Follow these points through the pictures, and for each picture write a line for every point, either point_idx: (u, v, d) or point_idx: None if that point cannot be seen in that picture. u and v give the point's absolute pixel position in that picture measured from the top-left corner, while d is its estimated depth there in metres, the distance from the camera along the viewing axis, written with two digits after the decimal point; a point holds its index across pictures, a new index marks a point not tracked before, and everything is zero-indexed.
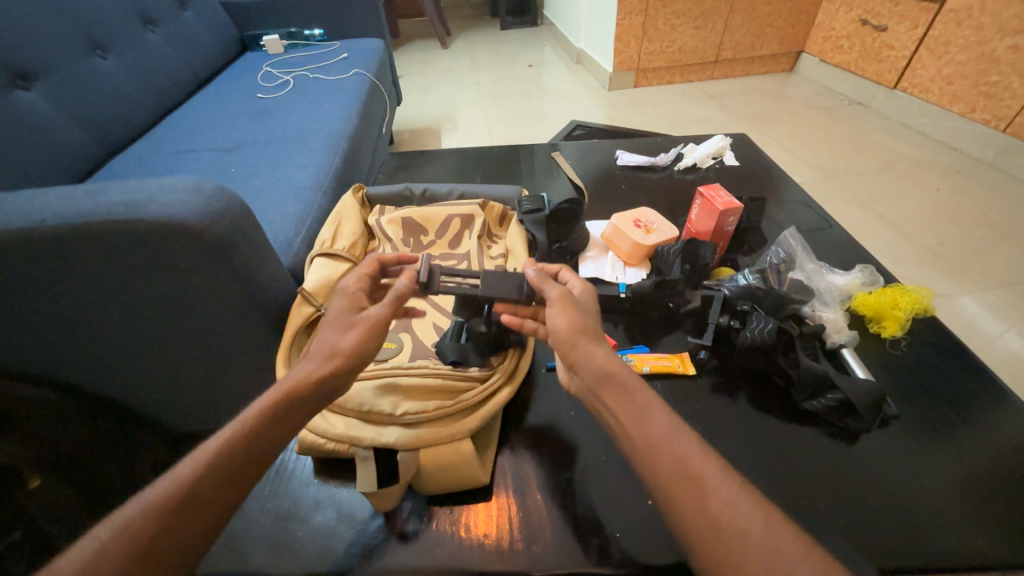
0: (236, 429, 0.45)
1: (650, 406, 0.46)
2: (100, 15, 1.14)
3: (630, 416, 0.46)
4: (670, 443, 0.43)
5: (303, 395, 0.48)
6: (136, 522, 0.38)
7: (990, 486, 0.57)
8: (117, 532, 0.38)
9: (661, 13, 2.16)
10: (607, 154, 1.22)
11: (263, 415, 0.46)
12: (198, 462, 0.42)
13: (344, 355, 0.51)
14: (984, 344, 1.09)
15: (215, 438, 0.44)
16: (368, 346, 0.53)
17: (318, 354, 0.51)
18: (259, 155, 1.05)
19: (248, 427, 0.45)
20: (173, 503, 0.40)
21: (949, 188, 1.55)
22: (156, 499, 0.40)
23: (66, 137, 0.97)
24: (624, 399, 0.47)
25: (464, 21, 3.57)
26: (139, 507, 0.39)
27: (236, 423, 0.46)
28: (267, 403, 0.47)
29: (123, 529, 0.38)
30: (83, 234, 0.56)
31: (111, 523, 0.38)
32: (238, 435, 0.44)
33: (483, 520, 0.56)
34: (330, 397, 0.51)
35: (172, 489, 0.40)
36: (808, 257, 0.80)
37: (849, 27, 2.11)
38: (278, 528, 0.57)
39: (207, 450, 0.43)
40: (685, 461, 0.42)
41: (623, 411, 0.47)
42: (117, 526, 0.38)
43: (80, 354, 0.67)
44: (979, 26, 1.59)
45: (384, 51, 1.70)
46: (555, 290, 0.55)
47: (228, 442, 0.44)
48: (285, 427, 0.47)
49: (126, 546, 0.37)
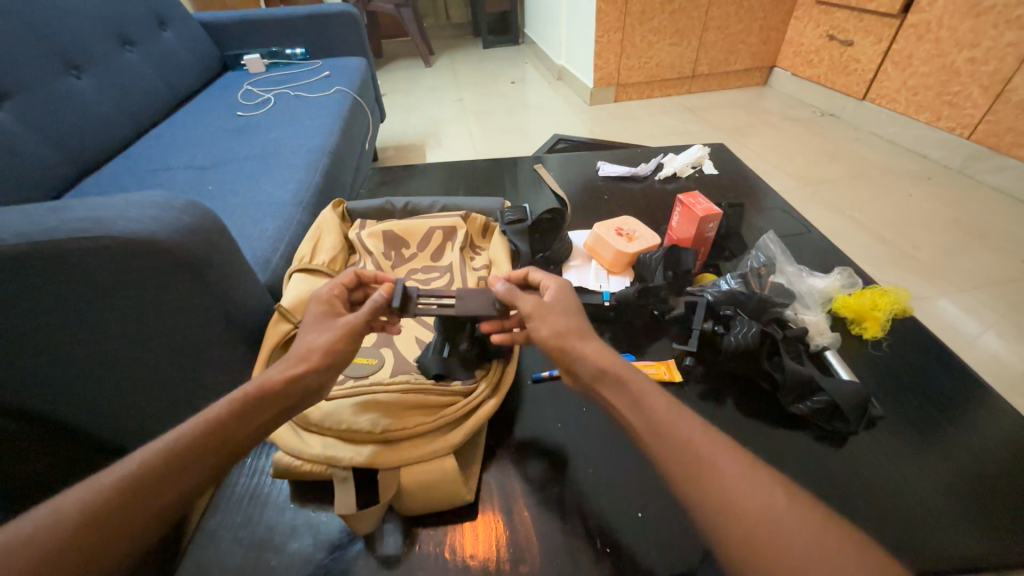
0: (198, 420, 0.44)
1: (646, 393, 0.46)
2: (76, 34, 1.13)
3: (628, 405, 0.46)
4: (665, 434, 0.43)
5: (272, 392, 0.48)
6: (80, 505, 0.38)
7: (978, 484, 0.57)
8: (59, 514, 0.37)
9: (638, 31, 2.22)
10: (589, 165, 1.24)
11: (228, 409, 0.45)
12: (153, 449, 0.42)
13: (318, 358, 0.50)
14: (963, 343, 1.11)
15: (175, 428, 0.43)
16: (343, 350, 0.53)
17: (294, 354, 0.51)
18: (238, 172, 1.04)
19: (210, 419, 0.44)
20: (121, 489, 0.39)
21: (920, 193, 1.60)
22: (105, 484, 0.39)
23: (37, 157, 0.95)
24: (619, 392, 0.47)
25: (447, 41, 3.63)
26: (87, 490, 0.39)
27: (200, 415, 0.45)
28: (235, 397, 0.46)
29: (65, 512, 0.37)
30: (47, 252, 0.54)
31: (56, 504, 0.38)
32: (199, 426, 0.44)
33: (470, 541, 0.54)
34: (303, 396, 0.50)
35: (122, 475, 0.40)
36: (788, 261, 0.81)
37: (817, 42, 2.19)
38: (251, 558, 0.54)
39: (165, 439, 0.42)
40: (690, 443, 0.41)
41: (620, 402, 0.47)
42: (61, 508, 0.38)
43: (44, 380, 0.64)
44: (938, 40, 1.67)
45: (366, 69, 1.71)
46: (529, 303, 0.54)
47: (189, 431, 0.43)
48: (250, 422, 0.46)
49: (65, 528, 0.37)
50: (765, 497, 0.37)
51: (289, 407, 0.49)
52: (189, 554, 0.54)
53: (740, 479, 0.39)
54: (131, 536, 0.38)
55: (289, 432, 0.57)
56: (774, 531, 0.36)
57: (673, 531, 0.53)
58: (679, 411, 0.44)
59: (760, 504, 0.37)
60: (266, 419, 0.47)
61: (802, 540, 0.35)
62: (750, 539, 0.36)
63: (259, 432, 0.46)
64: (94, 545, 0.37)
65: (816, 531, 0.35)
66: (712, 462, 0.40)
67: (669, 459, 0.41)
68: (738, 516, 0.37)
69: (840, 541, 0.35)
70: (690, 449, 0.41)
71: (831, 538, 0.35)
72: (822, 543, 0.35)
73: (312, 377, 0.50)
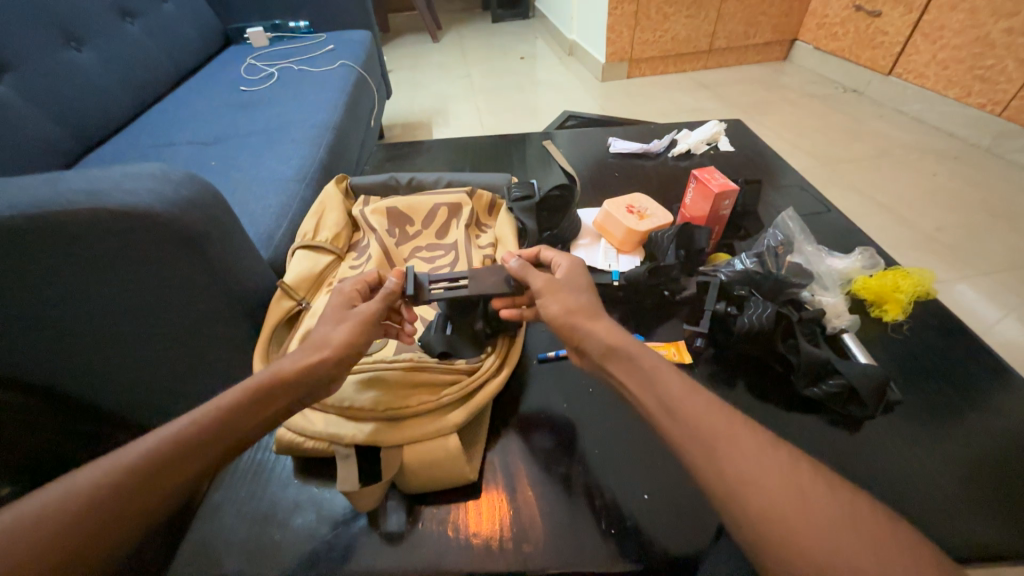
0: (212, 408, 0.43)
1: (658, 368, 0.44)
2: (75, 4, 1.10)
3: (639, 381, 0.45)
4: (677, 411, 0.41)
5: (284, 383, 0.47)
6: (92, 487, 0.37)
7: (999, 474, 0.55)
8: (70, 494, 0.37)
9: (653, 2, 2.12)
10: (599, 142, 1.20)
11: (241, 398, 0.45)
12: (165, 434, 0.41)
13: (331, 350, 0.49)
14: (984, 329, 1.08)
15: (188, 413, 0.43)
16: (356, 344, 0.51)
17: (308, 345, 0.50)
18: (241, 148, 1.02)
19: (224, 407, 0.44)
20: (132, 473, 0.39)
21: (946, 174, 1.54)
22: (117, 466, 0.39)
23: (40, 132, 0.94)
24: (631, 367, 0.45)
25: (455, 15, 3.52)
26: (99, 470, 0.38)
27: (213, 401, 0.44)
28: (248, 385, 0.46)
29: (75, 492, 0.37)
30: (44, 225, 0.53)
31: (67, 482, 0.38)
32: (212, 414, 0.43)
33: (473, 519, 0.53)
34: (314, 390, 0.49)
35: (134, 458, 0.39)
36: (807, 239, 0.78)
37: (843, 13, 2.08)
38: (256, 532, 0.54)
39: (178, 424, 0.42)
40: (704, 417, 0.40)
41: (632, 379, 0.45)
42: (72, 488, 0.37)
43: (51, 354, 0.64)
44: (974, 9, 1.56)
45: (371, 43, 1.66)
46: (540, 279, 0.53)
47: (202, 418, 0.43)
48: (261, 413, 0.45)
49: (76, 508, 0.36)
50: (782, 479, 0.36)
51: (300, 398, 0.48)
52: (196, 526, 0.55)
53: (756, 455, 0.37)
54: (138, 521, 0.38)
55: None
56: (790, 516, 0.34)
57: (679, 512, 0.53)
58: (694, 386, 0.43)
59: (776, 488, 0.35)
60: (277, 410, 0.46)
61: (820, 525, 0.33)
62: (764, 518, 0.34)
63: (268, 423, 0.46)
64: (103, 528, 0.37)
65: (834, 516, 0.33)
66: (729, 439, 0.38)
67: (681, 436, 0.40)
68: (754, 495, 0.35)
69: (860, 528, 0.33)
70: (703, 424, 0.39)
71: (851, 525, 0.33)
72: (840, 529, 0.33)
73: (325, 370, 0.49)
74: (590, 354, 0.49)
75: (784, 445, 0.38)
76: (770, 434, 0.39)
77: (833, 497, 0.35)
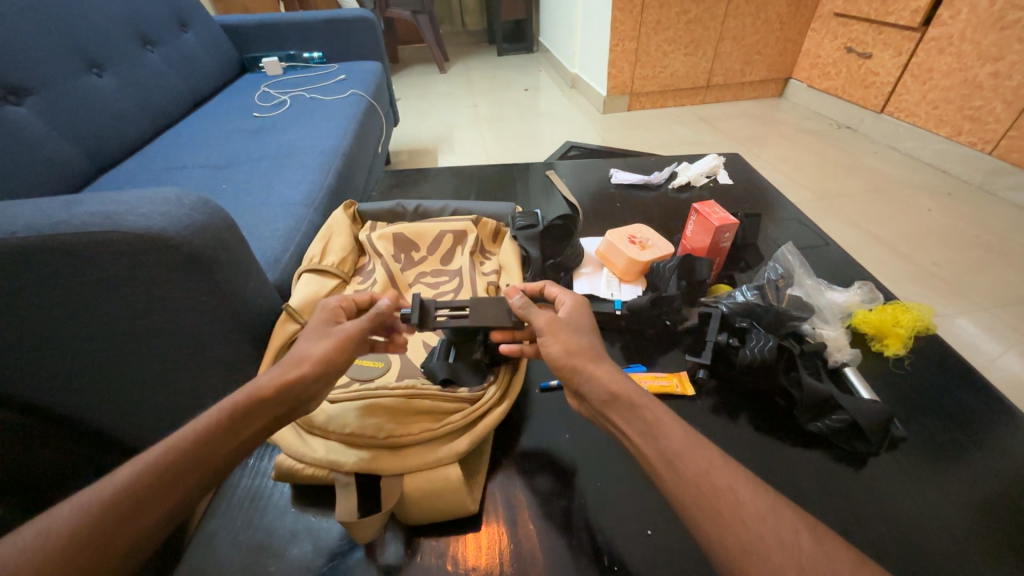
0: (187, 433, 0.42)
1: (661, 421, 0.44)
2: (99, 34, 1.15)
3: (641, 434, 0.44)
4: (680, 468, 0.40)
5: (265, 399, 0.46)
6: (70, 524, 0.36)
7: (1007, 517, 0.54)
8: (48, 535, 0.35)
9: (653, 40, 2.22)
10: (602, 172, 1.23)
11: (219, 421, 0.44)
12: (144, 463, 0.40)
13: (312, 363, 0.49)
14: (984, 364, 1.08)
15: (164, 439, 0.42)
16: (339, 361, 0.52)
17: (288, 362, 0.49)
18: (252, 172, 1.05)
19: (202, 429, 0.43)
20: (113, 507, 0.37)
21: (940, 209, 1.57)
22: (95, 501, 0.37)
23: (57, 152, 0.96)
24: (632, 418, 0.45)
25: (462, 48, 3.66)
26: (78, 506, 0.37)
27: (190, 426, 0.43)
28: (227, 407, 0.45)
29: (53, 532, 0.36)
30: (62, 248, 0.54)
31: (44, 522, 0.36)
32: (192, 436, 0.42)
33: (472, 553, 0.52)
34: (300, 402, 0.49)
35: (112, 492, 0.38)
36: (806, 273, 0.79)
37: (835, 54, 2.17)
38: (250, 563, 0.53)
39: (156, 453, 0.41)
40: (708, 476, 0.40)
41: (633, 430, 0.44)
42: (51, 527, 0.36)
43: (60, 374, 0.65)
44: (960, 53, 1.63)
45: (382, 74, 1.72)
46: (542, 318, 0.53)
47: (178, 444, 0.41)
48: (244, 432, 0.44)
49: (59, 545, 0.35)
50: (784, 550, 0.35)
51: (283, 413, 0.48)
52: (189, 556, 0.53)
53: (762, 517, 0.37)
54: (125, 552, 0.37)
55: (292, 434, 0.56)
56: None
57: (683, 553, 0.51)
58: (696, 441, 0.43)
59: (782, 561, 0.35)
60: (260, 426, 0.46)
61: None
62: None
63: (253, 440, 0.46)
64: (88, 563, 0.35)
65: None
66: (734, 504, 0.38)
67: (685, 496, 0.39)
68: (756, 567, 0.35)
69: None
70: (706, 484, 0.39)
71: None
72: None
73: (305, 385, 0.49)
74: (591, 400, 0.48)
75: (786, 507, 0.38)
76: (772, 494, 0.39)
77: (840, 565, 0.34)
